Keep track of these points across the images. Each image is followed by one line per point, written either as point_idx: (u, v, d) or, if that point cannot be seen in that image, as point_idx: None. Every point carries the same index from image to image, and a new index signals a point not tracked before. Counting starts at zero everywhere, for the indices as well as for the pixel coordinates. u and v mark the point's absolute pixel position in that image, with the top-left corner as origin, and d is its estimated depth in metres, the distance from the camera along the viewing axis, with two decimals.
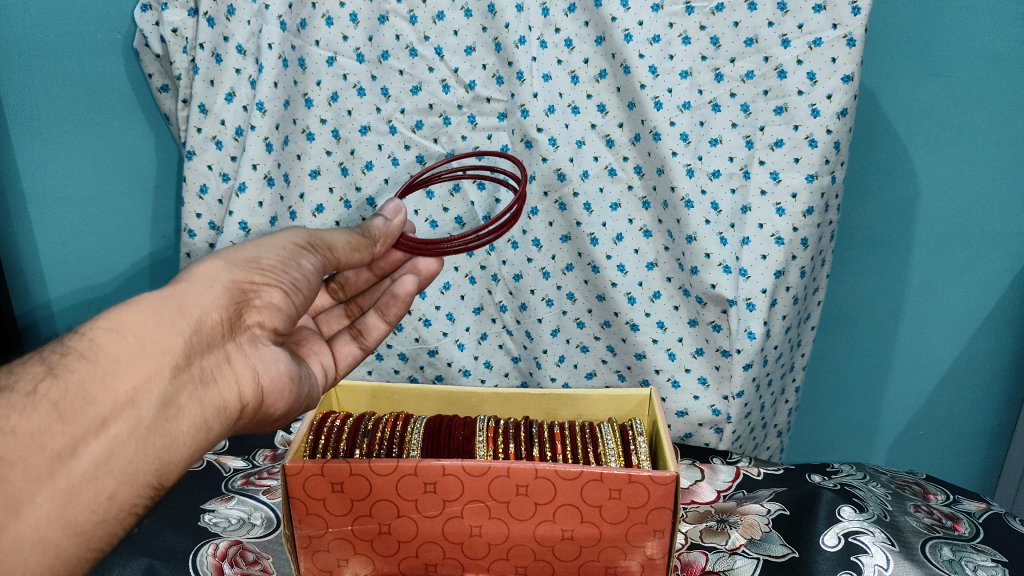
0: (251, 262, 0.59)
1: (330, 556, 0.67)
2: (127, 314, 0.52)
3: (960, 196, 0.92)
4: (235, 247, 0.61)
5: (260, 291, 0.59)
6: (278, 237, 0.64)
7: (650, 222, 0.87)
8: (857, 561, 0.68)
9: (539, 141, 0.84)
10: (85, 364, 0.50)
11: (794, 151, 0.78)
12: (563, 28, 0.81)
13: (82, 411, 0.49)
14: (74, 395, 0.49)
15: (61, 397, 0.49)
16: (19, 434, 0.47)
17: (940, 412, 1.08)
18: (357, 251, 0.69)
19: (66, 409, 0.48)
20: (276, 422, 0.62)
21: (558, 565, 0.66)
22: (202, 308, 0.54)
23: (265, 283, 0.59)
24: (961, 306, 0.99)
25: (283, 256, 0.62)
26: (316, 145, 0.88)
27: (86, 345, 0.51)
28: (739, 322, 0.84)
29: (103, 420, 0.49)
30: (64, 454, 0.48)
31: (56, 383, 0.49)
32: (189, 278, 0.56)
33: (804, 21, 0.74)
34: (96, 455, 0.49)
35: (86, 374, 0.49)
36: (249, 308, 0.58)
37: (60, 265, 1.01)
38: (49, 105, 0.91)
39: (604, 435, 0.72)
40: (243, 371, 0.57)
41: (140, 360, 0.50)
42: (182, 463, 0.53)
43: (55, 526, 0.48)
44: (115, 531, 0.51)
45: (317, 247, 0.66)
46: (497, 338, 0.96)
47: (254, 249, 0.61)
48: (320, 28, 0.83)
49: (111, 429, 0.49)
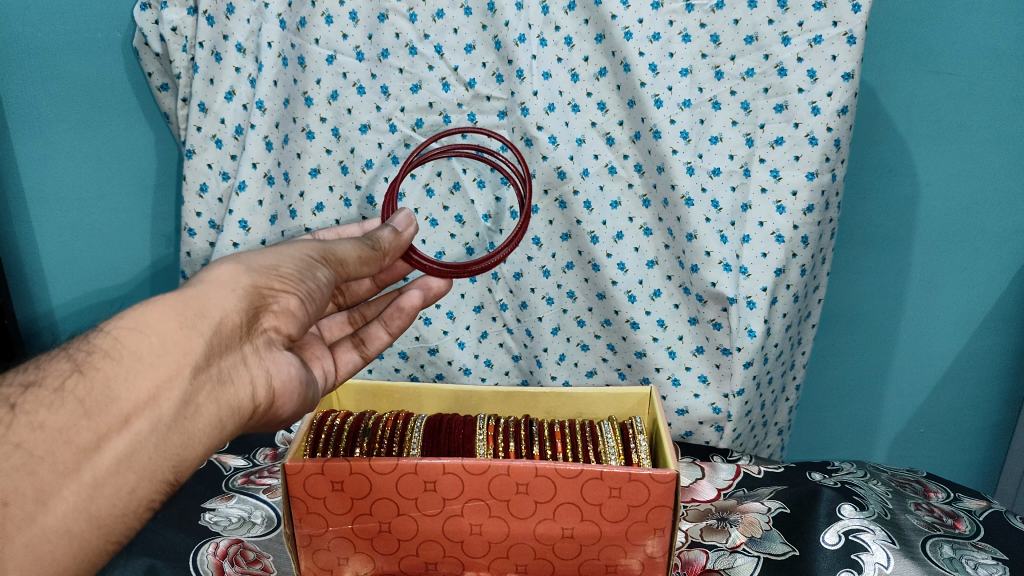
0: (270, 269, 0.59)
1: (330, 555, 0.67)
2: (148, 314, 0.52)
3: (960, 193, 0.92)
4: (254, 252, 0.60)
5: (278, 297, 0.59)
6: (299, 245, 0.63)
7: (650, 220, 0.87)
8: (857, 559, 0.68)
9: (539, 140, 0.84)
10: (109, 362, 0.50)
11: (794, 149, 0.78)
12: (563, 26, 0.81)
13: (107, 408, 0.49)
14: (99, 392, 0.49)
15: (86, 393, 0.48)
16: (47, 428, 0.47)
17: (940, 411, 1.08)
18: (366, 265, 0.67)
19: (91, 405, 0.48)
20: (284, 422, 0.62)
21: (558, 564, 0.66)
22: (222, 311, 0.54)
23: (283, 290, 0.59)
24: (961, 304, 0.99)
25: (300, 266, 0.61)
26: (315, 144, 0.88)
27: (109, 343, 0.50)
28: (740, 320, 0.83)
29: (126, 417, 0.49)
30: (89, 449, 0.48)
31: (82, 380, 0.49)
32: (209, 281, 0.56)
33: (804, 19, 0.74)
34: (119, 451, 0.49)
35: (109, 371, 0.49)
36: (265, 311, 0.58)
37: (61, 265, 1.01)
38: (48, 104, 0.91)
39: (604, 434, 0.72)
40: (258, 373, 0.57)
41: (161, 360, 0.50)
42: (196, 460, 0.53)
43: (80, 518, 0.48)
44: (134, 525, 0.51)
45: (330, 261, 0.63)
46: (497, 337, 0.96)
47: (273, 256, 0.60)
48: (319, 26, 0.82)
49: (134, 426, 0.49)
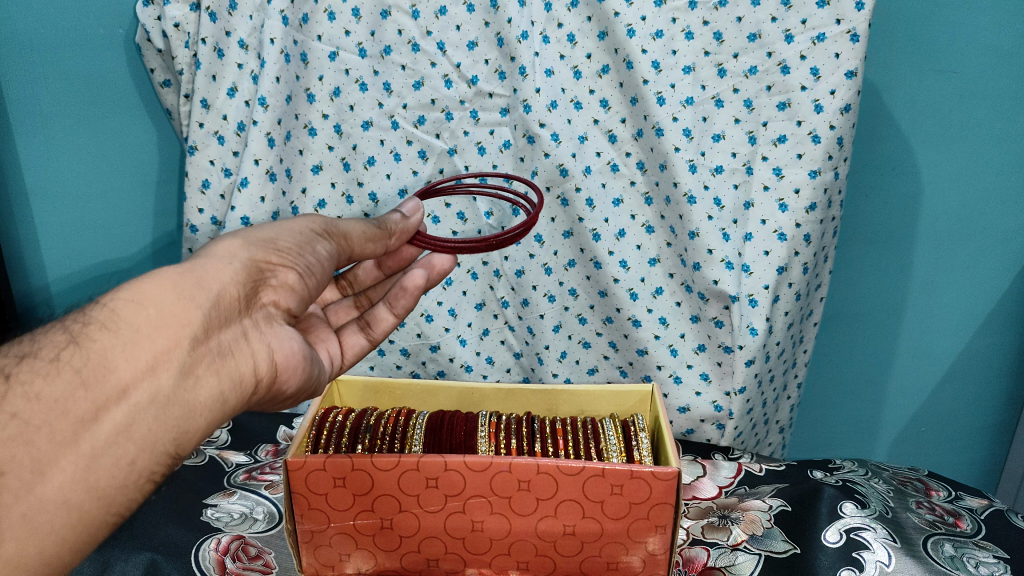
0: (268, 243, 0.59)
1: (332, 551, 0.67)
2: (147, 287, 0.52)
3: (963, 191, 0.92)
4: (254, 228, 0.61)
5: (276, 271, 0.59)
6: (295, 221, 0.64)
7: (652, 218, 0.87)
8: (858, 557, 0.68)
9: (541, 137, 0.84)
10: (106, 333, 0.50)
11: (797, 147, 0.78)
12: (565, 23, 0.81)
13: (105, 378, 0.49)
14: (96, 362, 0.49)
15: (83, 364, 0.49)
16: (43, 399, 0.47)
17: (941, 410, 1.08)
18: (372, 242, 0.68)
19: (89, 376, 0.48)
20: (289, 399, 0.62)
21: (559, 560, 0.66)
22: (221, 283, 0.55)
23: (281, 264, 0.59)
24: (963, 303, 0.99)
25: (299, 240, 0.62)
26: (317, 140, 0.88)
27: (106, 315, 0.51)
28: (742, 318, 0.83)
29: (125, 387, 0.49)
30: (87, 420, 0.48)
31: (78, 351, 0.49)
32: (208, 254, 0.57)
33: (807, 16, 0.74)
34: (118, 422, 0.49)
35: (107, 342, 0.50)
36: (264, 285, 0.58)
37: (64, 260, 1.01)
38: (51, 100, 0.91)
39: (606, 431, 0.72)
40: (258, 346, 0.57)
41: (160, 331, 0.51)
42: (198, 433, 0.53)
43: (79, 489, 0.48)
44: (136, 496, 0.51)
45: (332, 235, 0.65)
46: (499, 334, 0.96)
47: (272, 231, 0.61)
48: (322, 23, 0.83)
49: (132, 397, 0.49)
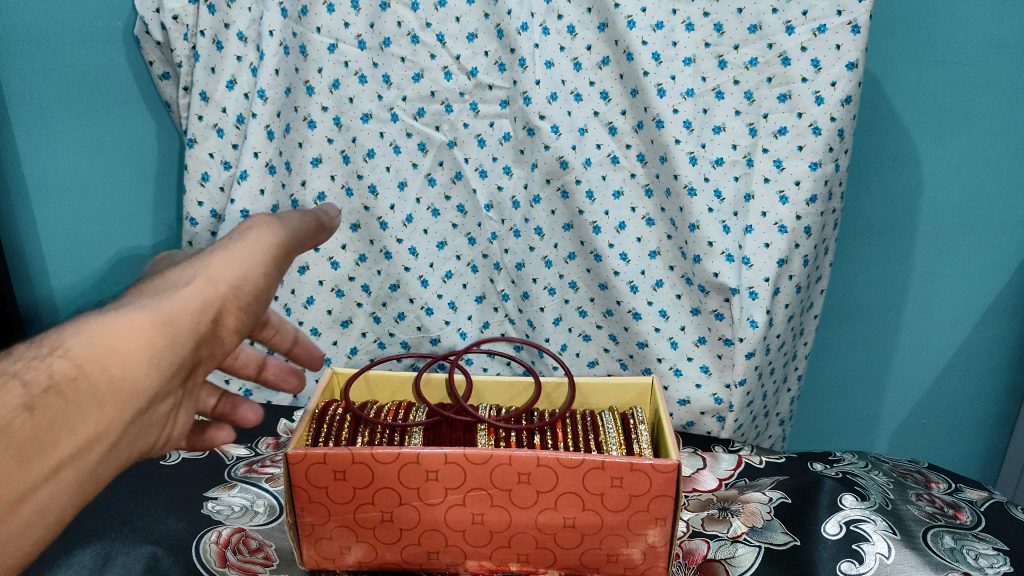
0: (237, 292, 0.50)
1: (332, 544, 0.67)
2: (113, 342, 0.43)
3: (964, 183, 0.92)
4: (225, 259, 0.50)
5: (229, 330, 0.50)
6: (257, 237, 0.53)
7: (652, 211, 0.87)
8: (858, 549, 0.69)
9: (541, 129, 0.83)
10: (58, 399, 0.41)
11: (798, 138, 0.78)
12: (565, 15, 0.81)
13: (42, 455, 0.41)
14: (38, 435, 0.41)
15: (21, 437, 0.40)
16: None
17: (942, 403, 1.08)
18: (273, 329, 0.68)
19: (24, 450, 0.40)
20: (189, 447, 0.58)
21: (560, 552, 0.66)
22: (178, 347, 0.46)
23: (236, 326, 0.51)
24: (964, 296, 0.99)
25: (271, 293, 0.53)
26: (317, 133, 0.88)
27: (62, 372, 0.42)
28: (742, 310, 0.83)
29: (58, 468, 0.42)
30: (10, 502, 0.40)
31: (25, 418, 0.40)
32: (173, 300, 0.47)
33: (808, 8, 0.73)
34: (41, 504, 0.42)
35: (56, 411, 0.41)
36: (219, 334, 0.50)
37: (63, 253, 1.01)
38: (51, 92, 0.91)
39: (606, 424, 0.72)
40: (179, 415, 0.51)
41: (106, 405, 0.43)
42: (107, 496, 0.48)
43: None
44: None
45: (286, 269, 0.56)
46: (499, 326, 0.97)
47: (246, 272, 0.51)
48: (321, 14, 0.82)
49: (63, 476, 0.42)
